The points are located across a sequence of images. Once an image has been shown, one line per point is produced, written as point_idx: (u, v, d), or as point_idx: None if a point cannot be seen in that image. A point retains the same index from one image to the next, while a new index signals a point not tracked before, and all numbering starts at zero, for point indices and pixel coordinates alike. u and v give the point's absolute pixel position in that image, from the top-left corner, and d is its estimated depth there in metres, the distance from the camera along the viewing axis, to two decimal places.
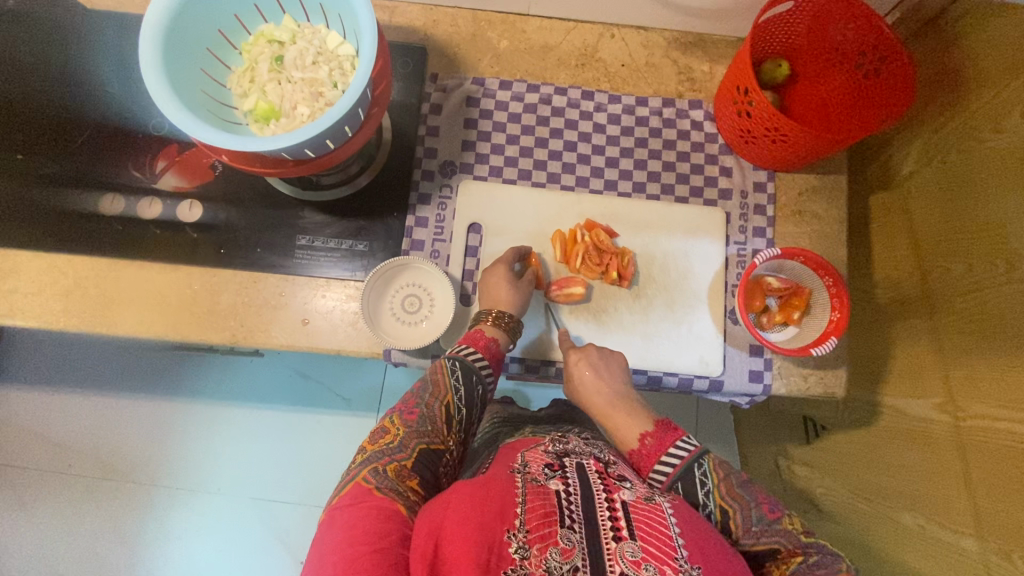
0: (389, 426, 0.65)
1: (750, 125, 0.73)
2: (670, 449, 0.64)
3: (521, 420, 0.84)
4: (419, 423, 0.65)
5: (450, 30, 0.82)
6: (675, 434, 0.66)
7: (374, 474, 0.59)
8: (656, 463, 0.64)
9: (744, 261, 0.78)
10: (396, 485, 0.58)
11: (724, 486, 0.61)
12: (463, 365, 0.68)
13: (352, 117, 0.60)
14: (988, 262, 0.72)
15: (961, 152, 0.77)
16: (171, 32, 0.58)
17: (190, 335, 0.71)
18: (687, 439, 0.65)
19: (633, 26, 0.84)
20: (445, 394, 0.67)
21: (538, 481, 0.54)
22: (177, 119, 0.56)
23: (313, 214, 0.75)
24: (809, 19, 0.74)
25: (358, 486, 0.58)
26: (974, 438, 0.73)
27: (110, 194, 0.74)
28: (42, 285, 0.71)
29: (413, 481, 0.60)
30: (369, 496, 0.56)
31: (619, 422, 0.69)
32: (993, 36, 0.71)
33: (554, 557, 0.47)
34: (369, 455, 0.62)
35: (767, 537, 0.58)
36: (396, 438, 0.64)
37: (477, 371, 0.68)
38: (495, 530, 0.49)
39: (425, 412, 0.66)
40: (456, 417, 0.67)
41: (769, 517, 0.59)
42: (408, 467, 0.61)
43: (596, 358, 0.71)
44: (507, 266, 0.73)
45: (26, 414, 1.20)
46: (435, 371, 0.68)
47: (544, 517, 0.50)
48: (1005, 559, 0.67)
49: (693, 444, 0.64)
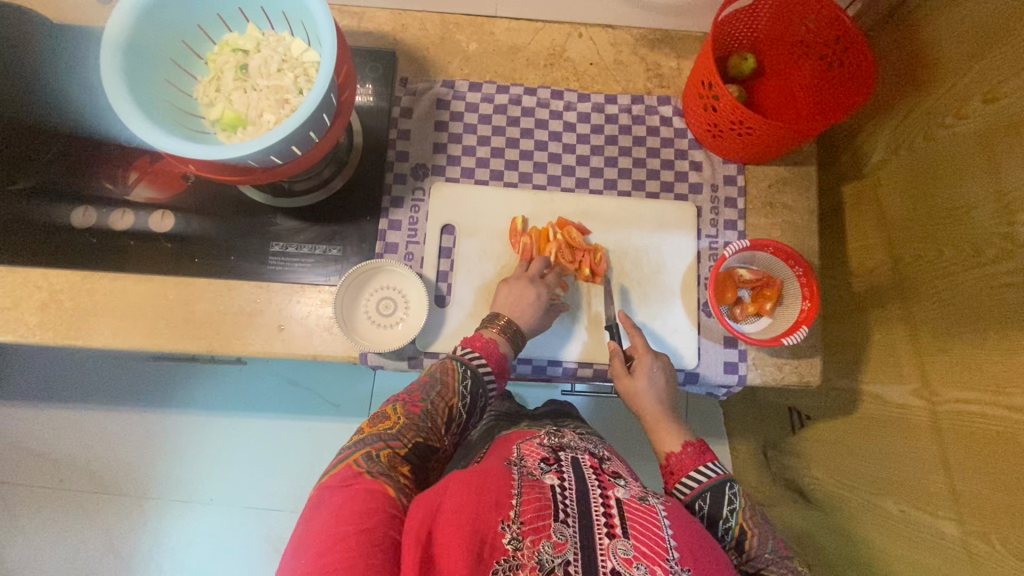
0: (390, 412, 0.66)
1: (717, 119, 0.74)
2: (702, 466, 0.66)
3: (518, 414, 0.88)
4: (420, 418, 0.65)
5: (419, 34, 0.83)
6: (704, 456, 0.67)
7: (366, 458, 0.60)
8: (687, 473, 0.66)
9: (716, 253, 0.79)
10: (387, 470, 0.59)
11: (748, 511, 0.63)
12: (473, 375, 0.68)
13: (318, 122, 0.61)
14: (956, 245, 0.73)
15: (927, 140, 0.78)
16: (133, 45, 0.59)
17: (167, 344, 0.72)
18: (718, 463, 0.67)
19: (601, 25, 0.84)
20: (451, 396, 0.67)
21: (534, 475, 0.55)
22: (142, 131, 0.57)
23: (285, 220, 0.76)
24: (772, 12, 0.75)
25: (349, 468, 0.59)
26: (950, 422, 0.73)
27: (83, 207, 0.74)
28: (18, 300, 0.72)
29: (404, 467, 0.61)
30: (358, 479, 0.57)
31: (662, 427, 0.71)
32: (952, 25, 0.73)
33: (546, 550, 0.48)
34: (367, 437, 0.63)
35: (777, 567, 0.60)
36: (395, 425, 0.64)
37: (483, 380, 0.68)
38: (490, 521, 0.49)
39: (429, 409, 0.66)
40: (456, 419, 0.68)
41: (782, 551, 0.61)
42: (401, 455, 0.62)
43: (666, 365, 0.73)
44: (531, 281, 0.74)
45: (15, 429, 1.21)
46: (445, 371, 0.68)
47: (538, 510, 0.51)
48: (984, 542, 0.68)
49: (722, 470, 0.66)
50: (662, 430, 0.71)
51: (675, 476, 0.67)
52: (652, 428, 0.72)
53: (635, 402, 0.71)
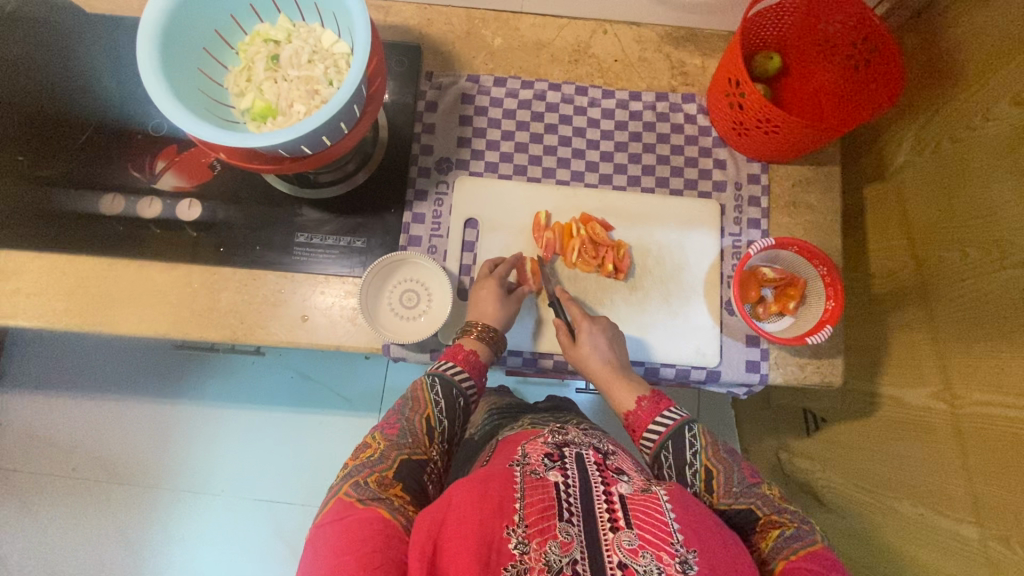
0: (370, 442, 0.66)
1: (743, 117, 0.74)
2: (662, 414, 0.68)
3: (518, 411, 0.87)
4: (399, 436, 0.66)
5: (445, 29, 0.83)
6: (667, 403, 0.70)
7: (356, 488, 0.60)
8: (649, 425, 0.68)
9: (739, 252, 0.79)
10: (378, 494, 0.59)
11: (710, 450, 0.65)
12: (442, 379, 0.69)
13: (348, 113, 0.61)
14: (981, 247, 0.72)
15: (954, 142, 0.78)
16: (168, 35, 0.59)
17: (192, 333, 0.72)
18: (676, 408, 0.69)
19: (626, 22, 0.84)
20: (425, 407, 0.68)
21: (538, 474, 0.55)
22: (175, 119, 0.57)
23: (311, 212, 0.76)
24: (799, 10, 0.75)
25: (340, 501, 0.59)
26: (972, 425, 0.73)
27: (111, 195, 0.74)
28: (43, 286, 0.72)
29: (396, 488, 0.61)
30: (351, 510, 0.57)
31: (615, 389, 0.71)
32: (981, 26, 0.72)
33: (553, 551, 0.48)
34: (350, 470, 0.63)
35: (745, 497, 0.62)
36: (376, 451, 0.65)
37: (458, 384, 0.69)
38: (494, 527, 0.50)
39: (406, 425, 0.67)
40: (437, 428, 0.68)
41: (749, 481, 0.63)
42: (390, 476, 0.62)
43: (606, 327, 0.72)
44: (499, 280, 0.74)
45: (31, 417, 1.22)
46: (415, 388, 0.70)
47: (542, 511, 0.51)
48: (1005, 545, 0.67)
49: (682, 413, 0.68)
50: (616, 384, 0.70)
51: (637, 434, 0.69)
52: (606, 385, 0.71)
53: (581, 363, 0.71)
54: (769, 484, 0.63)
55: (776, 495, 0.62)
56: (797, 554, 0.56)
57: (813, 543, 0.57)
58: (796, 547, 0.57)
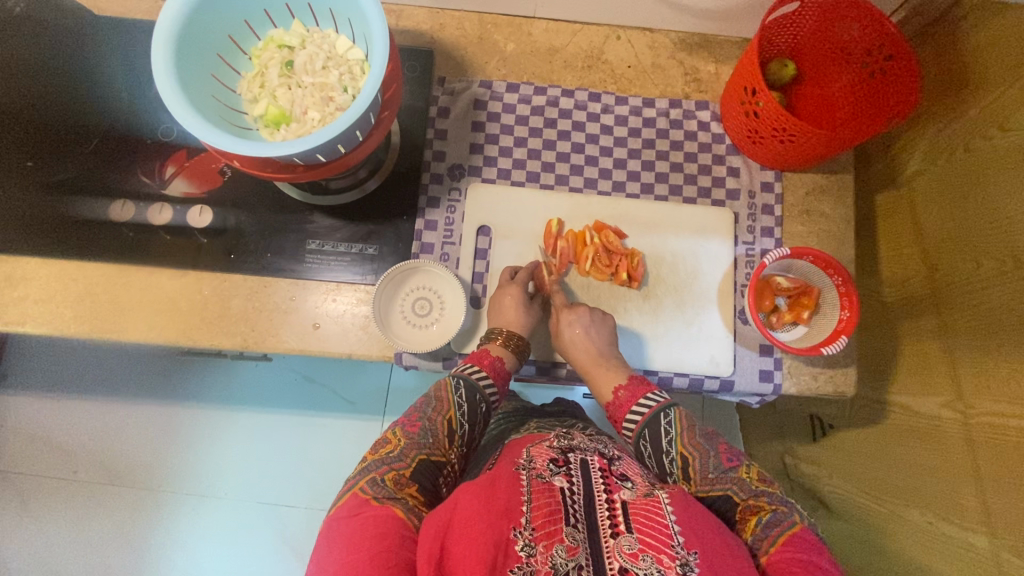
0: (391, 437, 0.65)
1: (758, 125, 0.73)
2: (640, 400, 0.69)
3: (527, 413, 0.87)
4: (420, 435, 0.65)
5: (457, 33, 0.83)
6: (646, 387, 0.70)
7: (371, 485, 0.59)
8: (628, 413, 0.69)
9: (752, 261, 0.78)
10: (393, 493, 0.59)
11: (686, 436, 0.65)
12: (466, 383, 0.69)
13: (364, 122, 0.60)
14: (995, 257, 0.72)
15: (968, 152, 0.77)
16: (183, 40, 0.58)
17: (201, 340, 0.72)
18: (655, 394, 0.69)
19: (639, 28, 0.84)
20: (448, 409, 0.68)
21: (543, 478, 0.55)
22: (189, 126, 0.56)
23: (322, 218, 0.76)
24: (815, 18, 0.75)
25: (355, 497, 0.58)
26: (985, 435, 0.73)
27: (121, 200, 0.74)
28: (50, 293, 0.71)
29: (412, 488, 0.61)
30: (366, 507, 0.56)
31: (597, 376, 0.72)
32: (997, 37, 0.72)
33: (559, 554, 0.48)
34: (368, 464, 0.62)
35: (722, 483, 0.62)
36: (396, 448, 0.64)
37: (482, 389, 0.69)
38: (501, 529, 0.49)
39: (428, 425, 0.66)
40: (458, 432, 0.68)
41: (726, 465, 0.63)
42: (406, 476, 0.61)
43: (589, 319, 0.72)
44: (522, 287, 0.74)
45: (33, 419, 1.21)
46: (440, 389, 0.69)
47: (549, 515, 0.51)
48: (1016, 556, 0.67)
49: (662, 397, 0.69)
50: (598, 372, 0.71)
51: (618, 423, 0.71)
52: (588, 373, 0.72)
53: (566, 351, 0.73)
54: (748, 466, 0.63)
55: (753, 477, 0.62)
56: (775, 546, 0.56)
57: (790, 526, 0.57)
58: (773, 535, 0.57)
